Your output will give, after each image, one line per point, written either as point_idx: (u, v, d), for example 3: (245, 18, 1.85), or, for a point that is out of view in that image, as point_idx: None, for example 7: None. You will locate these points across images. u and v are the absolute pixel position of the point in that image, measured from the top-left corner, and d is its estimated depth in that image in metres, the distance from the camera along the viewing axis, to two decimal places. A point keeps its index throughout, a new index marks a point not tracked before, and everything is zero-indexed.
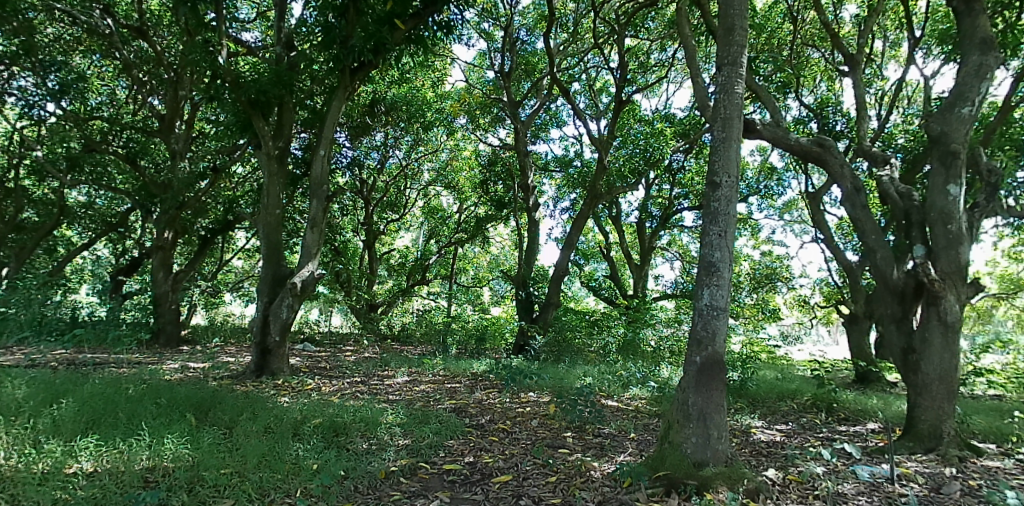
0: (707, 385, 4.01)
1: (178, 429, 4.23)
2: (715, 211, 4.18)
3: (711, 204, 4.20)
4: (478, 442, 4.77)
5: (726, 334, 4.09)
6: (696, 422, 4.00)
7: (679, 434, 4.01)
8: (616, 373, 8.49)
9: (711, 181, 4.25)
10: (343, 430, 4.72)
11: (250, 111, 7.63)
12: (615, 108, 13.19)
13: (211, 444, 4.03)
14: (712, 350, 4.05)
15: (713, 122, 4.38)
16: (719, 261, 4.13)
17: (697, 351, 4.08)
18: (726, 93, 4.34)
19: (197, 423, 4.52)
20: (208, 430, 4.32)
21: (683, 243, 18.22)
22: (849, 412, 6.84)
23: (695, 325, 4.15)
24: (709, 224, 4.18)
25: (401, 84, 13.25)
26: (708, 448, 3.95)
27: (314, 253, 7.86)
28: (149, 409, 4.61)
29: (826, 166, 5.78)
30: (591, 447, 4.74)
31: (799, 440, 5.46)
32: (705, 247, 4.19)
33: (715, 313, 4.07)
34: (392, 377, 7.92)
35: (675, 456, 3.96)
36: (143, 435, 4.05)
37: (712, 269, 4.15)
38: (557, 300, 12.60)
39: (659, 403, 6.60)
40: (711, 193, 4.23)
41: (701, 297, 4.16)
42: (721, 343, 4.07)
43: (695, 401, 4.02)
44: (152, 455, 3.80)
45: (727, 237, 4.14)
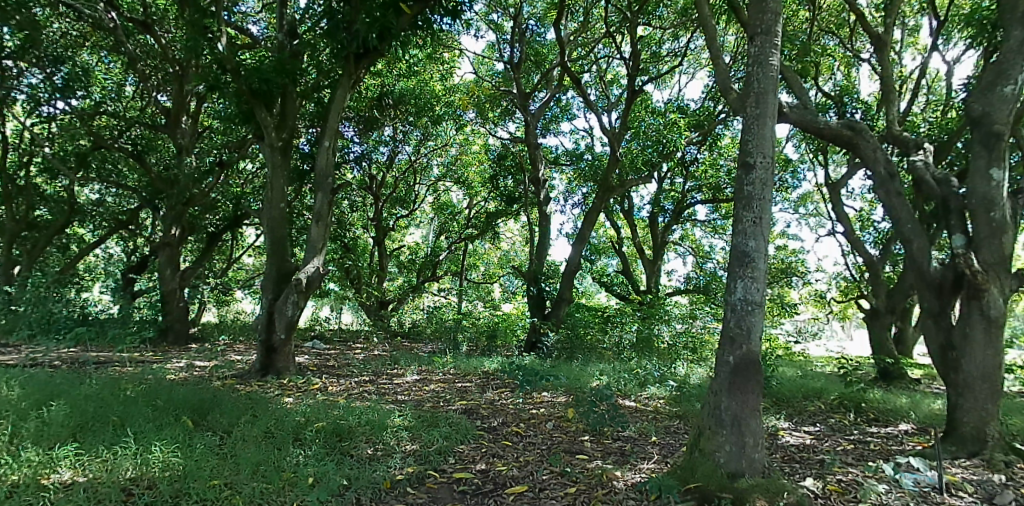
0: (742, 388, 3.73)
1: (169, 434, 3.99)
2: (748, 196, 3.89)
3: (745, 188, 3.91)
4: (491, 447, 4.51)
5: (761, 332, 3.81)
6: (730, 428, 3.73)
7: (711, 442, 3.75)
8: (632, 371, 8.22)
9: (744, 163, 3.97)
10: (347, 434, 4.45)
11: (252, 101, 7.37)
12: (628, 99, 12.85)
13: (203, 452, 3.79)
14: (745, 349, 3.77)
15: (744, 97, 4.10)
16: (753, 251, 3.84)
17: (730, 351, 3.81)
18: (760, 67, 4.06)
19: (191, 427, 4.28)
20: (202, 435, 4.07)
21: (695, 237, 17.87)
22: (879, 412, 6.50)
23: (727, 323, 3.87)
24: (742, 211, 3.90)
25: (409, 77, 12.98)
26: (743, 457, 3.69)
27: (320, 247, 7.60)
28: (143, 412, 4.37)
29: (858, 151, 5.45)
30: (612, 453, 4.46)
31: (831, 443, 5.14)
32: (738, 235, 3.90)
33: (750, 308, 3.79)
34: (401, 376, 7.68)
35: (706, 466, 3.69)
36: (130, 442, 3.82)
37: (745, 259, 3.86)
38: (570, 296, 12.36)
39: (679, 403, 6.31)
40: (744, 176, 3.95)
41: (734, 291, 3.87)
42: (755, 341, 3.79)
43: (728, 407, 3.75)
44: (138, 465, 3.57)
45: (762, 224, 3.84)
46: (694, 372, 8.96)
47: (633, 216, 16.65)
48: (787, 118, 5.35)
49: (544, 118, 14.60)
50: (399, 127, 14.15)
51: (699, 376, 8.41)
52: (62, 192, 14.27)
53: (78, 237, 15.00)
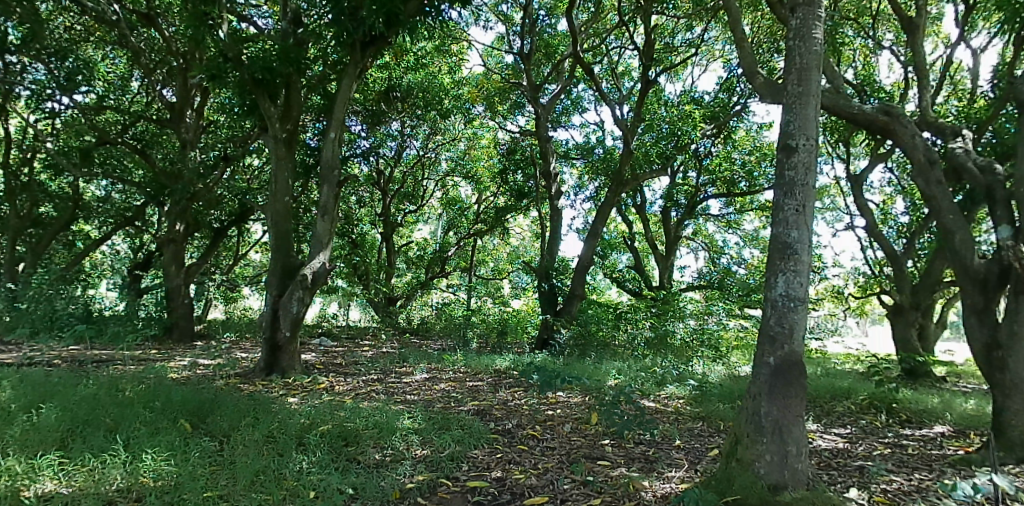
0: (784, 392, 3.55)
1: (163, 439, 3.77)
2: (790, 182, 3.67)
3: (787, 173, 3.69)
4: (508, 453, 4.24)
5: (804, 331, 3.62)
6: (771, 436, 3.55)
7: (750, 450, 3.57)
8: (648, 369, 7.95)
9: (783, 147, 3.75)
10: (353, 439, 4.19)
11: (255, 90, 7.09)
12: (642, 89, 12.49)
13: (198, 461, 3.57)
14: (788, 348, 3.59)
15: (785, 74, 3.87)
16: (797, 242, 3.62)
17: (771, 351, 3.61)
18: (803, 40, 3.82)
19: (188, 432, 4.05)
20: (198, 440, 3.85)
21: (708, 232, 17.50)
22: (911, 413, 6.19)
23: (766, 322, 3.67)
24: (784, 198, 3.68)
25: (417, 70, 12.70)
26: (785, 467, 3.52)
27: (326, 242, 7.35)
28: (138, 415, 4.16)
29: (895, 137, 5.15)
30: (636, 459, 4.19)
31: (866, 447, 4.85)
32: (779, 225, 3.68)
33: (792, 305, 3.59)
34: (411, 374, 7.44)
35: (745, 477, 3.51)
36: (120, 450, 3.60)
37: (787, 250, 3.65)
38: (582, 292, 12.07)
39: (700, 404, 6.04)
40: (784, 160, 3.72)
41: (775, 286, 3.67)
42: (798, 341, 3.61)
43: (769, 412, 3.57)
44: (127, 475, 3.34)
45: (806, 212, 3.63)
46: (712, 370, 8.66)
47: (644, 211, 16.33)
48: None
49: (554, 111, 14.31)
50: (407, 122, 13.84)
51: (718, 375, 8.12)
52: (68, 188, 14.13)
53: (84, 234, 14.86)
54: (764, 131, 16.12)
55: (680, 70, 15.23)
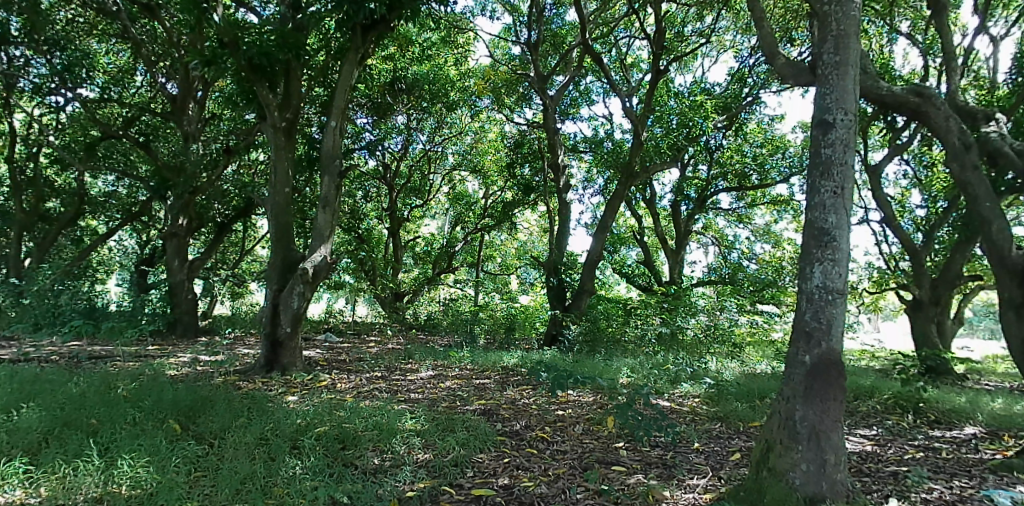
0: (822, 396, 3.43)
1: (145, 443, 3.60)
2: (827, 160, 3.59)
3: (823, 151, 3.60)
4: (516, 458, 3.99)
5: (843, 326, 3.50)
6: (807, 443, 3.41)
7: (783, 459, 3.43)
8: (662, 367, 7.67)
9: (818, 123, 3.66)
10: (351, 441, 3.96)
11: (252, 77, 6.84)
12: (652, 79, 12.16)
13: (177, 468, 3.41)
14: (826, 345, 3.47)
15: (820, 44, 3.78)
16: (834, 228, 3.52)
17: (806, 349, 3.50)
18: (840, 6, 3.72)
19: (176, 434, 3.87)
20: (184, 444, 3.68)
21: (719, 227, 17.18)
22: (940, 413, 5.88)
23: (800, 318, 3.56)
24: (821, 180, 3.59)
25: (422, 61, 12.40)
26: (823, 479, 3.37)
27: (326, 235, 7.11)
28: (125, 416, 3.99)
29: (926, 120, 4.84)
30: (653, 464, 3.96)
31: (897, 451, 4.58)
32: (815, 209, 3.59)
33: (830, 298, 3.48)
34: (416, 371, 7.19)
35: (780, 488, 3.37)
36: (94, 456, 3.44)
37: (824, 237, 3.55)
38: (591, 287, 11.77)
39: (716, 403, 5.78)
40: (821, 137, 3.64)
41: (811, 277, 3.57)
42: (836, 338, 3.49)
43: (804, 417, 3.44)
44: (101, 483, 3.21)
45: (844, 194, 3.54)
46: (728, 368, 8.34)
47: (654, 205, 16.04)
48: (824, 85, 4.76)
49: (563, 104, 14.04)
50: (413, 115, 13.59)
51: (734, 372, 7.84)
52: (73, 183, 14.00)
53: (90, 229, 14.74)
54: (776, 123, 15.77)
55: (689, 61, 14.92)
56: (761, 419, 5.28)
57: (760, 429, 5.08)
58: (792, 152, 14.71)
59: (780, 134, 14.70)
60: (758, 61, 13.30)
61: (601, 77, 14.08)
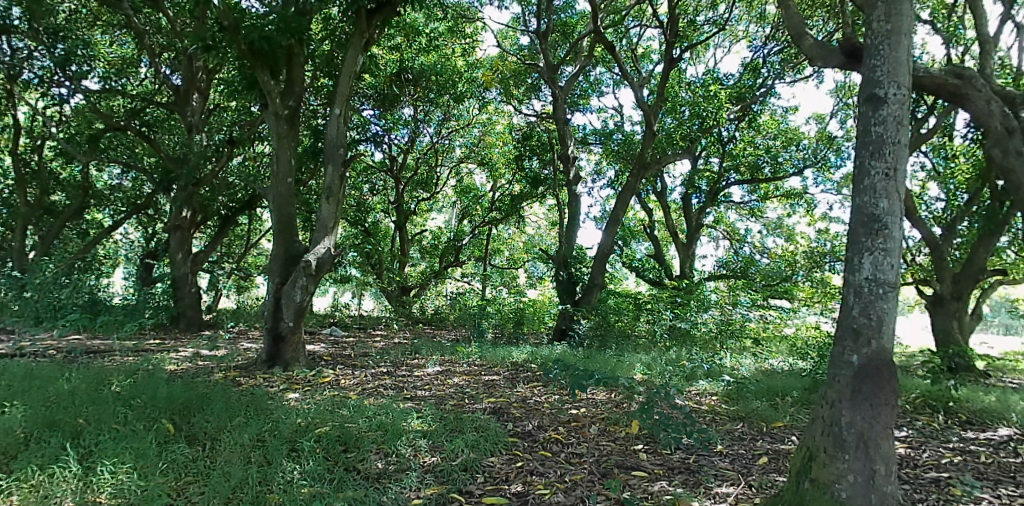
0: (872, 401, 3.26)
1: (129, 447, 3.42)
2: (879, 139, 3.40)
3: (874, 129, 3.40)
4: (530, 462, 3.75)
5: (894, 322, 3.31)
6: (854, 452, 3.25)
7: (828, 470, 3.27)
8: (677, 363, 7.43)
9: (867, 99, 3.49)
10: (354, 443, 3.75)
11: (253, 63, 6.60)
12: (665, 69, 11.82)
13: (161, 475, 3.22)
14: (876, 344, 3.28)
15: (868, 18, 3.58)
16: (886, 214, 3.32)
17: (854, 349, 3.32)
18: None
19: (166, 436, 3.68)
20: (174, 448, 3.49)
21: (730, 221, 16.87)
22: (971, 412, 5.62)
23: (848, 314, 3.38)
24: (871, 160, 3.41)
25: (430, 51, 12.12)
26: (872, 490, 3.20)
27: (331, 227, 6.89)
28: (112, 417, 3.80)
29: (966, 103, 4.58)
30: (677, 469, 3.76)
31: (932, 454, 4.33)
32: (864, 193, 3.39)
33: (882, 292, 3.29)
34: (423, 367, 6.97)
35: (823, 500, 3.22)
36: (71, 461, 3.25)
37: (874, 224, 3.35)
38: (601, 281, 11.53)
39: (736, 402, 5.56)
40: (871, 114, 3.45)
41: (859, 268, 3.37)
42: (886, 336, 3.30)
43: (852, 422, 3.27)
44: (78, 491, 3.04)
45: (896, 176, 3.35)
46: (744, 364, 8.07)
47: (665, 198, 15.77)
48: (857, 68, 4.51)
49: (572, 94, 13.75)
50: (420, 107, 13.35)
51: (751, 369, 7.58)
52: (78, 175, 13.85)
53: (95, 222, 14.60)
54: (790, 115, 15.41)
55: (701, 51, 14.59)
56: (785, 419, 5.05)
57: (783, 430, 4.84)
58: (805, 145, 14.38)
59: (794, 126, 14.38)
60: (772, 51, 12.97)
61: (610, 68, 13.80)
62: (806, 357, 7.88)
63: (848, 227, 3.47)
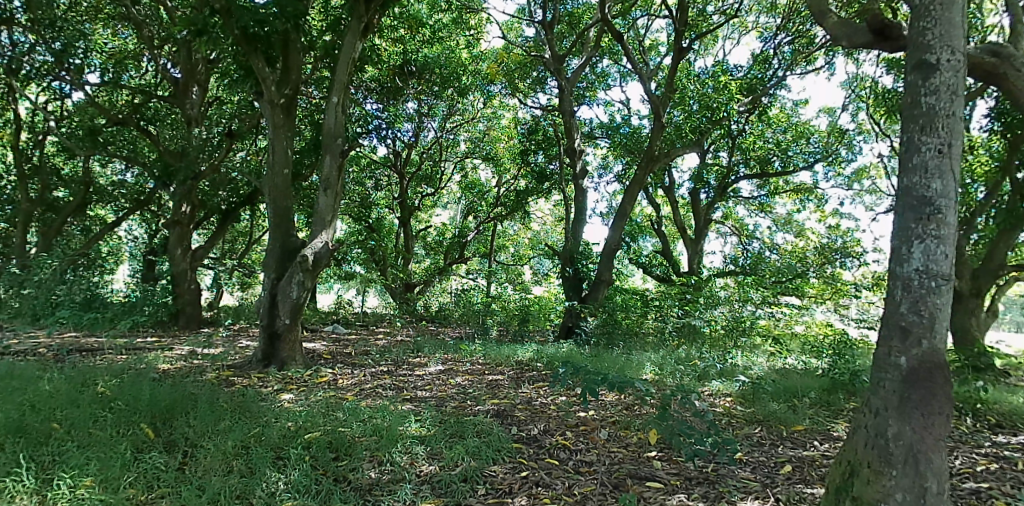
0: (921, 410, 3.09)
1: (95, 459, 3.19)
2: (931, 111, 3.24)
3: (925, 102, 3.24)
4: (535, 472, 3.49)
5: (947, 317, 3.15)
6: (903, 468, 3.09)
7: (875, 487, 3.12)
8: (688, 362, 7.15)
9: (916, 67, 3.32)
10: (347, 451, 3.53)
11: (247, 49, 6.36)
12: (674, 60, 11.48)
13: (123, 491, 3.00)
14: (927, 344, 3.14)
15: None
16: (939, 195, 3.17)
17: (901, 351, 3.17)
18: None
19: (140, 444, 3.46)
20: (147, 458, 3.28)
21: (739, 216, 16.55)
22: (1001, 415, 5.32)
23: (896, 312, 3.22)
24: (922, 136, 3.24)
25: (433, 43, 11.82)
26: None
27: (329, 220, 6.64)
28: (80, 422, 3.56)
29: (1002, 83, 4.34)
30: (695, 479, 3.51)
31: (965, 460, 4.07)
32: (915, 172, 3.23)
33: (935, 284, 3.13)
34: (424, 366, 6.73)
35: None
36: (26, 475, 3.02)
37: (925, 207, 3.20)
38: (609, 278, 11.24)
39: (752, 404, 5.28)
40: (921, 84, 3.29)
41: (909, 259, 3.20)
42: (939, 335, 3.14)
43: (900, 434, 3.11)
44: None
45: (950, 153, 3.20)
46: (758, 363, 7.79)
47: (673, 194, 15.49)
48: (884, 46, 4.25)
49: (579, 87, 13.47)
50: (423, 100, 13.08)
51: (765, 368, 7.30)
52: (79, 171, 13.66)
53: (98, 219, 14.42)
54: (800, 108, 15.08)
55: (710, 43, 14.29)
56: (805, 422, 4.79)
57: (804, 434, 4.58)
58: (816, 139, 14.04)
59: (806, 120, 14.04)
60: (783, 42, 12.60)
61: (617, 60, 13.49)
62: (822, 356, 7.60)
63: (896, 209, 3.32)
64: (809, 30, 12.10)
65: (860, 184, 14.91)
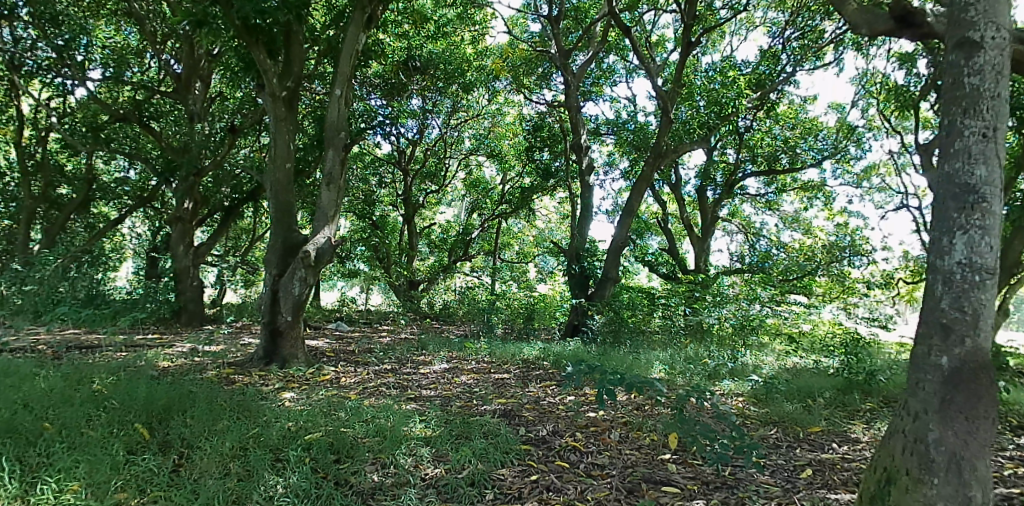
0: (965, 415, 2.96)
1: (82, 462, 3.06)
2: (974, 92, 3.10)
3: (968, 82, 3.10)
4: (545, 476, 3.36)
5: (992, 314, 3.02)
6: (944, 476, 2.96)
7: (914, 496, 2.99)
8: (698, 360, 7.01)
9: (958, 45, 3.17)
10: (348, 453, 3.42)
11: (248, 40, 6.21)
12: (682, 55, 11.30)
13: (109, 497, 2.86)
14: (971, 343, 3.00)
15: None
16: (983, 182, 3.04)
17: (943, 350, 3.04)
18: None
19: (133, 446, 3.34)
20: (139, 461, 3.15)
21: (745, 214, 16.38)
22: (1022, 417, 5.17)
23: (937, 308, 3.09)
24: (965, 118, 3.10)
25: (438, 39, 11.65)
26: None
27: (332, 215, 6.51)
28: (71, 424, 3.43)
29: None
30: (713, 483, 3.37)
31: (991, 464, 3.92)
32: (958, 157, 3.10)
33: (979, 277, 3.00)
34: (429, 364, 6.60)
35: None
36: (10, 479, 2.90)
37: (968, 195, 3.07)
38: (615, 275, 11.09)
39: (765, 405, 5.15)
40: (963, 63, 3.15)
41: (951, 251, 3.07)
42: (983, 334, 3.01)
43: (942, 439, 2.99)
44: None
45: (995, 136, 3.06)
46: (768, 361, 7.64)
47: (679, 191, 15.33)
48: (906, 33, 4.10)
49: (585, 83, 13.31)
50: (428, 97, 12.95)
51: (776, 368, 7.15)
52: (82, 167, 13.57)
53: (100, 216, 14.34)
54: (809, 104, 14.90)
55: (717, 39, 14.13)
56: (821, 424, 4.64)
57: (821, 436, 4.44)
58: (824, 135, 13.85)
59: (814, 117, 13.85)
60: (791, 38, 12.41)
61: (624, 56, 13.33)
62: (833, 355, 7.44)
63: (936, 196, 3.18)
64: (818, 24, 11.91)
65: (869, 182, 14.72)
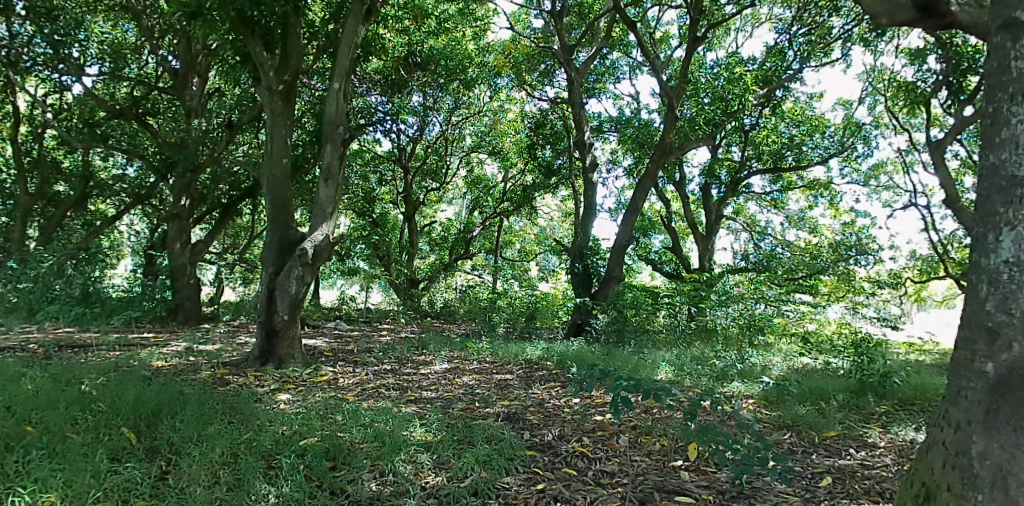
0: (1013, 427, 2.81)
1: (61, 469, 2.93)
2: (1021, 76, 2.94)
3: (1014, 65, 2.95)
4: (552, 485, 3.20)
5: None
6: (990, 491, 2.82)
7: None
8: (705, 361, 6.84)
9: (1004, 27, 3.03)
10: (344, 460, 3.27)
11: (244, 32, 6.04)
12: (687, 51, 11.11)
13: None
14: (1020, 349, 2.83)
15: None
16: None
17: (990, 357, 2.89)
18: None
19: (117, 452, 3.20)
20: (123, 467, 3.02)
21: (749, 212, 16.22)
22: None
23: (982, 312, 2.96)
24: (1011, 105, 2.95)
25: (439, 34, 11.45)
26: None
27: (330, 212, 6.35)
28: (53, 429, 3.30)
29: None
30: (727, 493, 3.22)
31: None
32: (1003, 148, 2.95)
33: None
34: (430, 364, 6.44)
35: None
36: None
37: (1015, 188, 2.92)
38: (619, 274, 10.93)
39: (777, 408, 4.98)
40: (1009, 45, 2.99)
41: (998, 248, 2.92)
42: None
43: (985, 452, 2.85)
44: None
45: None
46: (776, 362, 7.48)
47: (683, 189, 15.15)
48: (928, 22, 3.98)
49: (588, 80, 13.14)
50: (429, 93, 12.78)
51: (784, 369, 6.99)
52: (79, 164, 13.41)
53: (98, 213, 14.19)
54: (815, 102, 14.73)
55: (721, 36, 13.95)
56: (836, 428, 4.48)
57: (837, 441, 4.28)
58: (831, 133, 13.64)
59: (820, 114, 13.67)
60: (797, 34, 12.21)
61: (628, 52, 13.16)
62: (842, 356, 7.28)
63: (981, 188, 3.04)
64: (825, 21, 11.71)
65: (876, 180, 14.54)
